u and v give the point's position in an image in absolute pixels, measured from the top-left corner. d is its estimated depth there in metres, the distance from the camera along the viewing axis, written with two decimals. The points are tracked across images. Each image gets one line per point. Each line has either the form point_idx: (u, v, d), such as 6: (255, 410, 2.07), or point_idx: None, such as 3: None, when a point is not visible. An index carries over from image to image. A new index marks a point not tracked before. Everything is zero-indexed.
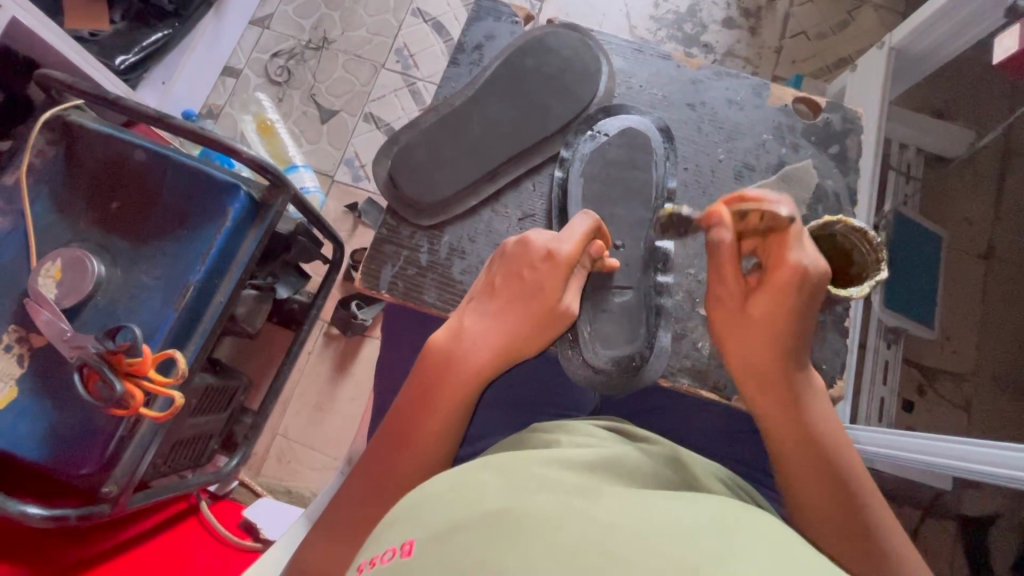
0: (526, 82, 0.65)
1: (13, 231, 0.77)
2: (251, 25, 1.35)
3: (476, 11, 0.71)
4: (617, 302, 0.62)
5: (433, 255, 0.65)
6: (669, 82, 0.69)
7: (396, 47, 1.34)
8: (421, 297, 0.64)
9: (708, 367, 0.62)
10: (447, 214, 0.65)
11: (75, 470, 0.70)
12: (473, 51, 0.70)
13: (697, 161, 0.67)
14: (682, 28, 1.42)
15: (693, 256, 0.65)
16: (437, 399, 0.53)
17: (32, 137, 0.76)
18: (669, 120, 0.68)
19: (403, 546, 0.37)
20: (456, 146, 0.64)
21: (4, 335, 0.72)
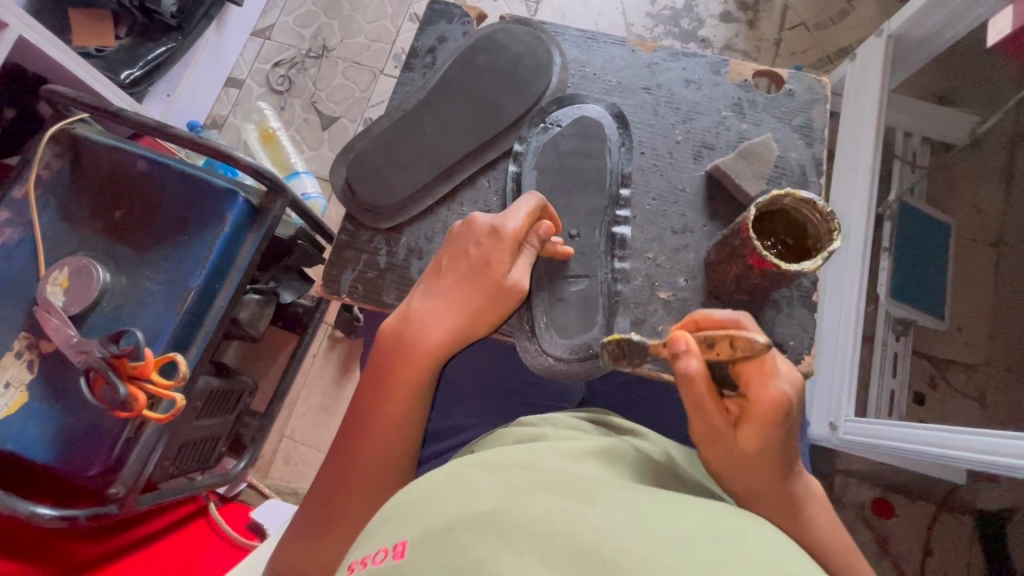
0: (480, 81, 0.66)
1: (22, 241, 0.79)
2: (253, 36, 1.38)
3: (428, 15, 0.71)
4: (573, 291, 0.62)
5: (391, 256, 0.65)
6: (623, 68, 0.69)
7: (394, 52, 1.36)
8: (382, 299, 0.64)
9: None
10: (405, 214, 0.65)
11: (83, 472, 0.72)
12: (426, 56, 0.70)
13: (656, 147, 0.67)
14: (680, 23, 1.41)
15: (650, 239, 0.65)
16: (399, 390, 0.53)
17: (39, 151, 0.79)
18: (625, 106, 0.68)
19: (394, 547, 0.37)
20: (410, 147, 0.65)
21: (14, 342, 0.75)
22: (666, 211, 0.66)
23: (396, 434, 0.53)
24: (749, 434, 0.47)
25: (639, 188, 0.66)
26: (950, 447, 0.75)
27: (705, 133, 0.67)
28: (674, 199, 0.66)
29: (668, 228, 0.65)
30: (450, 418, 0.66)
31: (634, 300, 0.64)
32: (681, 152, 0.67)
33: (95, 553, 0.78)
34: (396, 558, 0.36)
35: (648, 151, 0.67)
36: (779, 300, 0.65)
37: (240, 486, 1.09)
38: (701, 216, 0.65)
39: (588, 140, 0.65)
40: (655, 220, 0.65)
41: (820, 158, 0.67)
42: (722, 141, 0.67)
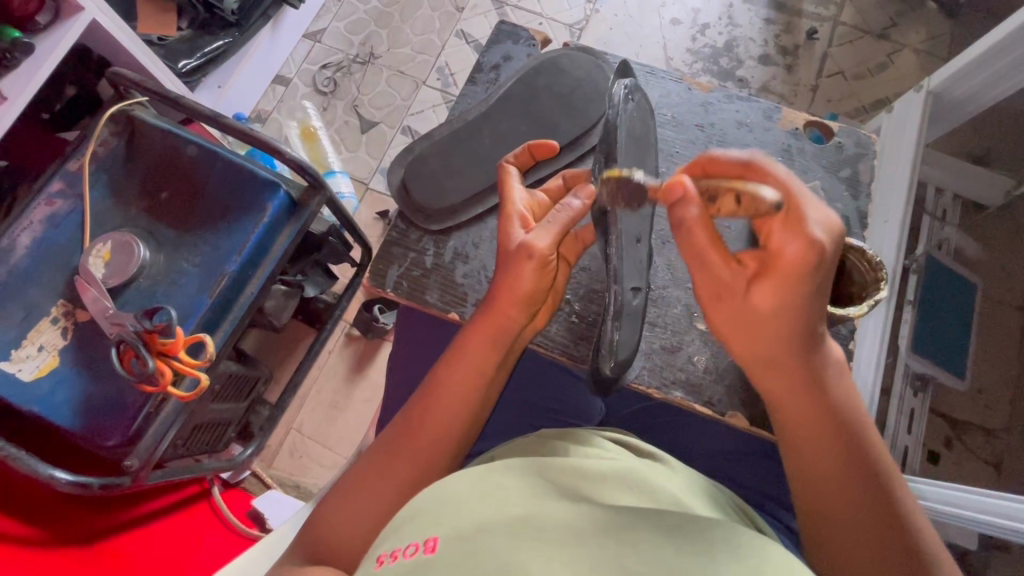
0: (538, 101, 0.65)
1: (71, 213, 0.82)
2: (305, 38, 1.43)
3: (494, 35, 0.72)
4: (631, 305, 0.58)
5: (438, 258, 0.65)
6: (678, 103, 0.71)
7: (439, 65, 1.41)
8: (424, 298, 0.64)
9: (703, 382, 0.62)
10: (454, 220, 0.65)
11: (101, 442, 0.74)
12: (490, 72, 0.71)
13: None
14: (719, 62, 1.44)
15: None
16: (460, 382, 0.55)
17: (99, 129, 0.82)
18: (676, 140, 0.69)
19: (426, 542, 0.40)
20: (467, 158, 0.65)
21: (53, 308, 0.77)
22: None
23: (459, 401, 0.54)
24: (765, 293, 0.45)
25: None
26: (970, 509, 0.72)
27: None
28: None
29: None
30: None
31: (670, 326, 0.64)
32: None
33: (100, 525, 0.79)
34: (427, 553, 0.39)
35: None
36: None
37: (243, 474, 1.10)
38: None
39: None
40: None
41: (866, 212, 0.67)
42: None
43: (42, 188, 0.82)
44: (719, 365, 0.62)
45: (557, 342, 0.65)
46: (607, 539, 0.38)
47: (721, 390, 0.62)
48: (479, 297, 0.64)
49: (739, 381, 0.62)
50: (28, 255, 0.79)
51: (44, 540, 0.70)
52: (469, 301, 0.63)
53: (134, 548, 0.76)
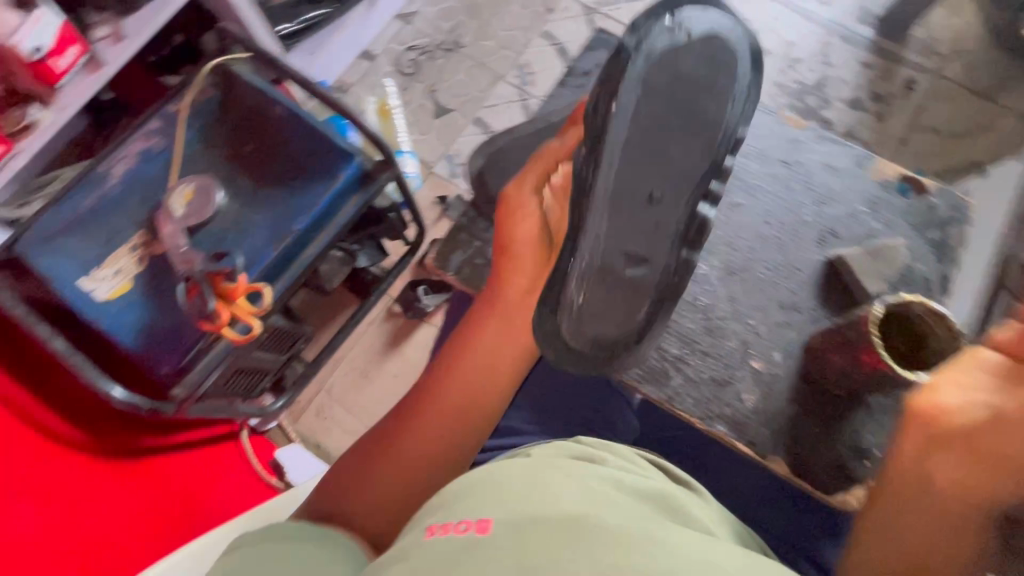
0: None
1: (164, 151, 0.87)
2: (396, 18, 1.47)
3: (593, 40, 0.74)
4: (628, 274, 0.62)
5: (500, 250, 0.66)
6: (766, 135, 0.68)
7: (520, 63, 1.43)
8: (481, 286, 0.66)
9: (749, 422, 0.59)
10: (518, 219, 0.65)
11: (155, 369, 0.78)
12: (581, 76, 0.72)
13: (781, 219, 0.64)
14: (805, 99, 1.40)
15: (754, 305, 0.62)
16: (466, 363, 0.61)
17: (200, 77, 0.87)
18: (759, 173, 0.66)
19: (479, 522, 0.40)
20: (543, 158, 0.66)
21: (133, 237, 0.83)
22: (777, 283, 0.62)
23: (476, 376, 0.61)
24: None
25: (750, 249, 0.63)
26: None
27: (834, 221, 0.64)
28: (788, 275, 0.62)
29: (772, 297, 0.62)
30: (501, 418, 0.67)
31: (724, 359, 0.61)
32: (805, 232, 0.63)
33: (136, 445, 0.83)
34: (480, 533, 0.39)
35: (773, 222, 0.64)
36: (871, 402, 0.57)
37: (270, 424, 1.14)
38: (811, 297, 0.61)
39: None
40: (761, 287, 0.62)
41: (949, 278, 0.62)
42: (850, 233, 0.63)
43: (141, 125, 0.88)
44: (769, 408, 0.59)
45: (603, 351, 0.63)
46: (664, 551, 0.37)
47: (766, 434, 0.59)
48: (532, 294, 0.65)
49: (787, 427, 0.59)
50: (120, 185, 0.85)
51: (94, 447, 0.76)
52: (523, 295, 0.64)
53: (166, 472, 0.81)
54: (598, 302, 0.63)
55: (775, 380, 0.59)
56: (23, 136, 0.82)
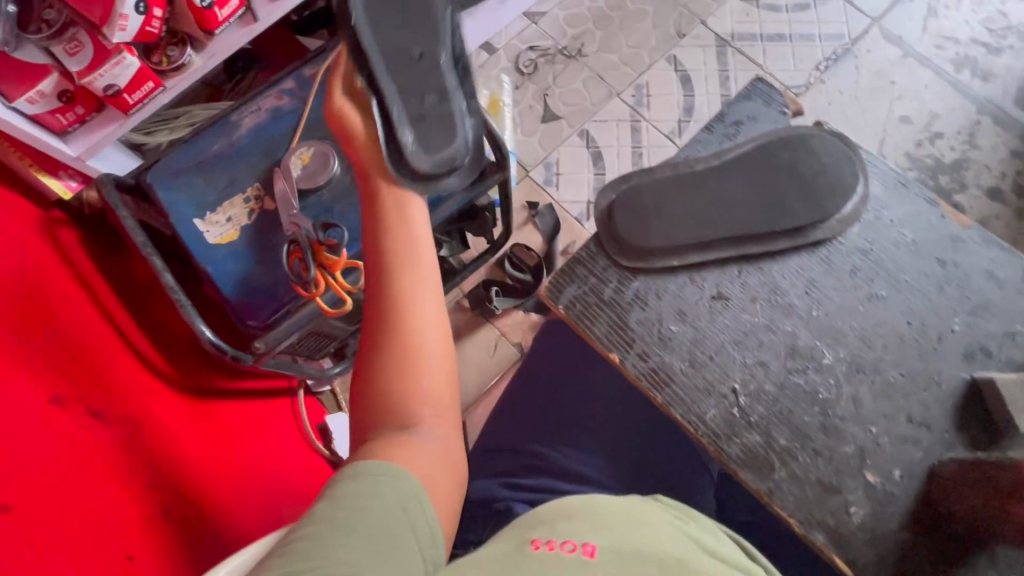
0: (777, 175, 0.62)
1: (292, 112, 0.90)
2: (523, 15, 1.45)
3: (747, 90, 0.69)
4: (689, 296, 0.61)
5: (617, 293, 0.62)
6: (926, 228, 0.62)
7: (639, 82, 1.39)
8: (591, 328, 0.61)
9: (851, 536, 0.54)
10: (647, 263, 0.62)
11: (245, 319, 0.81)
12: (731, 125, 0.68)
13: (926, 323, 0.59)
14: (938, 178, 1.29)
15: (881, 412, 0.57)
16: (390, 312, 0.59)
17: (340, 48, 0.90)
18: (908, 268, 0.60)
19: (585, 546, 0.46)
20: (681, 205, 0.62)
21: (248, 188, 0.86)
22: (911, 392, 0.57)
23: (415, 295, 0.60)
24: None
25: (886, 349, 0.58)
26: None
27: (989, 336, 0.58)
28: (925, 386, 0.57)
29: (901, 407, 0.57)
30: (573, 464, 0.62)
31: (834, 461, 0.56)
32: (950, 343, 0.58)
33: (209, 383, 0.86)
34: (585, 555, 0.46)
35: (916, 322, 0.59)
36: (999, 551, 0.50)
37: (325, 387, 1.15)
38: (945, 417, 0.56)
39: (854, 282, 0.60)
40: (892, 394, 0.57)
41: None
42: (1004, 355, 0.57)
43: (277, 83, 0.91)
44: (877, 528, 0.54)
45: (709, 427, 0.57)
46: None
47: (868, 555, 0.53)
48: (645, 348, 0.60)
49: (891, 552, 0.53)
50: (248, 135, 0.88)
51: (175, 385, 0.78)
52: (634, 348, 0.60)
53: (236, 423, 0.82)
54: (708, 371, 0.59)
55: (889, 499, 0.54)
56: (173, 75, 0.87)
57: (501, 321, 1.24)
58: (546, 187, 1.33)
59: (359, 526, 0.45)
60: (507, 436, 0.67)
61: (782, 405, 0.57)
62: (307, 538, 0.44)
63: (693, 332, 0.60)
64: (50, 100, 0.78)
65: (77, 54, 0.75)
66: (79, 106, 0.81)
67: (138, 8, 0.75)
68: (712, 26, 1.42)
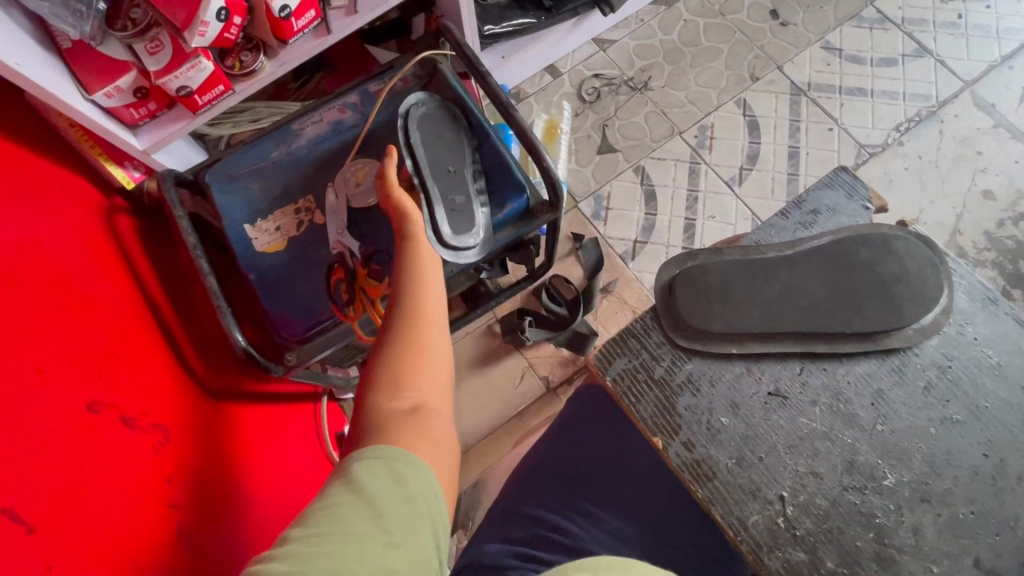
0: (850, 274, 0.62)
1: (353, 128, 0.90)
2: (592, 41, 1.43)
3: (828, 178, 0.68)
4: (747, 390, 0.60)
5: (668, 374, 0.61)
6: (1015, 350, 0.59)
7: (703, 123, 1.35)
8: (636, 405, 0.61)
9: None
10: (703, 346, 0.62)
11: (280, 331, 0.82)
12: (807, 214, 0.66)
13: (1004, 456, 0.56)
14: (1017, 263, 1.21)
15: (943, 550, 0.54)
16: (405, 323, 0.60)
17: (408, 68, 0.89)
18: (992, 395, 0.58)
19: None
20: (747, 293, 0.63)
21: (300, 200, 0.86)
22: (977, 532, 0.54)
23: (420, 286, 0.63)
24: None
25: (956, 480, 0.56)
26: None
27: None
28: (996, 529, 0.54)
29: (967, 547, 0.54)
30: (597, 546, 0.61)
31: None
32: None
33: (238, 385, 0.88)
34: None
35: (993, 456, 0.56)
36: None
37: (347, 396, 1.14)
38: (1018, 569, 0.53)
39: (925, 399, 0.58)
40: (958, 531, 0.54)
41: None
42: None
43: (341, 96, 0.91)
44: None
45: (750, 533, 0.55)
46: None
47: None
48: (691, 438, 0.59)
49: None
50: (307, 146, 0.88)
51: (206, 386, 0.79)
52: (680, 435, 0.59)
53: (256, 432, 0.83)
54: (755, 472, 0.57)
55: None
56: (242, 80, 0.88)
57: (530, 352, 1.22)
58: (593, 221, 1.30)
59: (390, 496, 0.48)
60: (533, 500, 0.65)
61: (832, 523, 0.55)
62: (347, 503, 0.47)
63: (745, 428, 0.59)
64: (126, 95, 0.79)
65: (157, 53, 0.77)
66: (151, 102, 0.83)
67: (219, 15, 0.76)
68: (788, 73, 1.36)
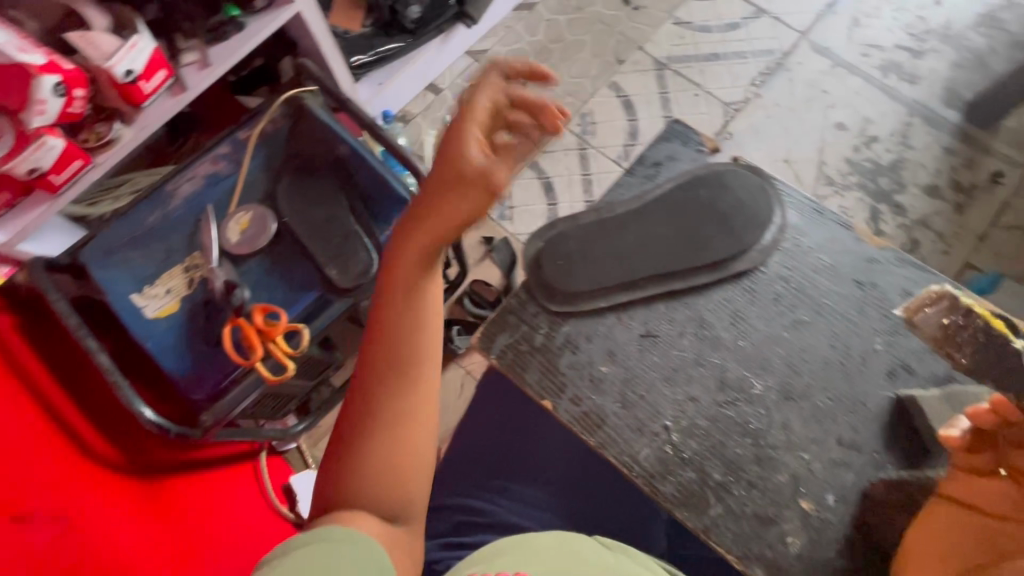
0: (694, 212, 0.68)
1: (229, 178, 0.89)
2: (466, 54, 1.48)
3: (665, 132, 0.74)
4: (621, 338, 0.65)
5: (548, 339, 0.65)
6: (845, 252, 0.67)
7: (583, 111, 1.42)
8: (523, 375, 0.64)
9: (786, 569, 0.57)
10: (575, 306, 0.66)
11: (190, 393, 0.80)
12: (651, 167, 0.73)
13: (849, 345, 0.64)
14: (878, 180, 1.34)
15: (810, 439, 0.61)
16: (389, 419, 0.54)
17: (273, 109, 0.89)
18: (830, 292, 0.65)
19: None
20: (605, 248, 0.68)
21: (186, 260, 0.85)
22: (837, 416, 0.61)
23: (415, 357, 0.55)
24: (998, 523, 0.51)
25: (812, 375, 0.63)
26: None
27: (909, 353, 0.63)
28: (851, 409, 0.62)
29: (830, 432, 0.61)
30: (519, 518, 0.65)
31: (770, 493, 0.60)
32: (874, 363, 0.63)
33: (161, 459, 0.84)
34: None
35: (839, 345, 0.64)
36: None
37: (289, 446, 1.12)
38: (874, 439, 0.61)
39: (776, 309, 0.65)
40: (820, 419, 0.61)
41: None
42: (925, 368, 0.62)
43: (211, 149, 0.90)
44: (814, 557, 0.58)
45: (643, 466, 0.60)
46: None
47: None
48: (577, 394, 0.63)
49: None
50: (184, 205, 0.87)
51: (121, 465, 0.76)
52: (567, 393, 0.63)
53: (183, 504, 0.79)
54: (639, 411, 0.62)
55: (823, 528, 0.59)
56: (102, 152, 0.86)
57: (465, 360, 1.23)
58: (500, 221, 1.34)
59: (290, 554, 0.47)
60: (455, 490, 0.68)
61: (714, 439, 0.61)
62: None
63: (623, 372, 0.64)
64: None
65: None
66: (6, 192, 0.80)
67: (58, 91, 0.75)
68: (649, 51, 1.47)
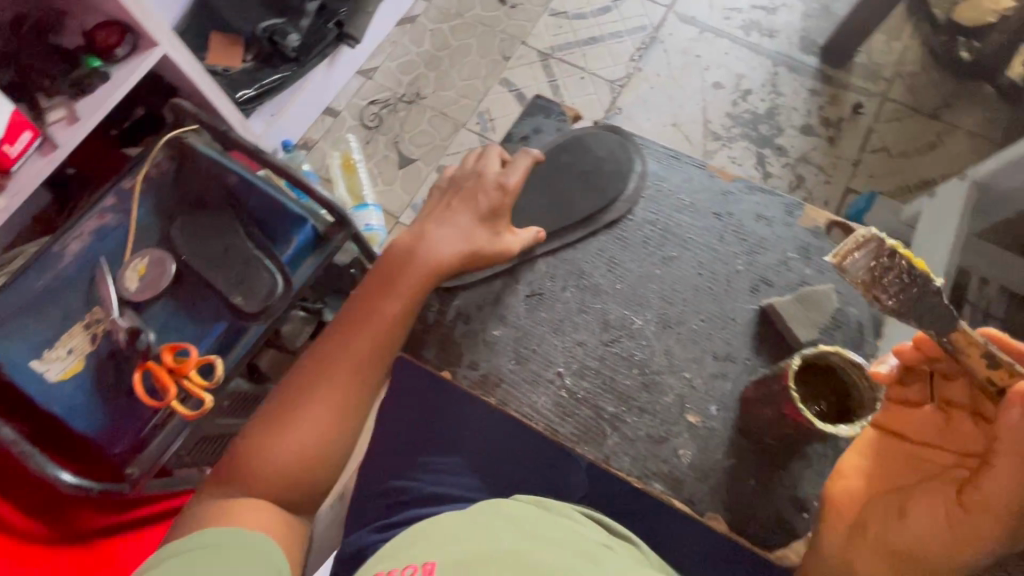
0: (562, 175, 0.76)
1: (118, 227, 0.87)
2: (357, 74, 1.51)
3: (529, 109, 0.82)
4: (509, 302, 0.70)
5: (440, 316, 0.70)
6: (699, 189, 0.75)
7: (480, 110, 1.47)
8: (421, 352, 0.69)
9: (685, 479, 0.63)
10: (461, 280, 0.71)
11: (111, 447, 0.79)
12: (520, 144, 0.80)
13: (714, 271, 0.71)
14: (758, 128, 1.45)
15: (690, 360, 0.67)
16: (330, 394, 0.64)
17: (154, 152, 0.88)
18: (693, 227, 0.73)
19: (425, 564, 0.49)
20: None
21: (84, 316, 0.83)
22: (712, 334, 0.68)
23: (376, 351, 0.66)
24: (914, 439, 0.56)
25: (684, 303, 0.70)
26: None
27: (767, 268, 0.71)
28: (722, 325, 0.68)
29: (705, 350, 0.68)
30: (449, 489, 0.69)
31: (660, 415, 0.66)
32: (738, 281, 0.70)
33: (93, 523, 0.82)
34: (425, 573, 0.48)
35: (705, 273, 0.71)
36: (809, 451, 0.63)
37: None
38: (745, 348, 0.67)
39: (646, 250, 0.72)
40: (696, 340, 0.68)
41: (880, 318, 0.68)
42: (782, 279, 0.70)
43: (96, 203, 0.88)
44: (706, 464, 0.64)
45: (543, 413, 0.66)
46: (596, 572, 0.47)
47: (702, 491, 0.63)
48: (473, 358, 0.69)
49: (722, 482, 0.63)
50: (74, 263, 0.85)
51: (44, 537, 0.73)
52: (464, 360, 0.68)
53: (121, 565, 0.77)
54: (533, 364, 0.68)
55: (711, 435, 0.65)
56: None
57: None
58: None
59: None
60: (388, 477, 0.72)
61: (603, 376, 0.67)
62: None
63: (514, 332, 0.69)
64: None
65: None
66: None
67: None
68: (532, 45, 1.53)
